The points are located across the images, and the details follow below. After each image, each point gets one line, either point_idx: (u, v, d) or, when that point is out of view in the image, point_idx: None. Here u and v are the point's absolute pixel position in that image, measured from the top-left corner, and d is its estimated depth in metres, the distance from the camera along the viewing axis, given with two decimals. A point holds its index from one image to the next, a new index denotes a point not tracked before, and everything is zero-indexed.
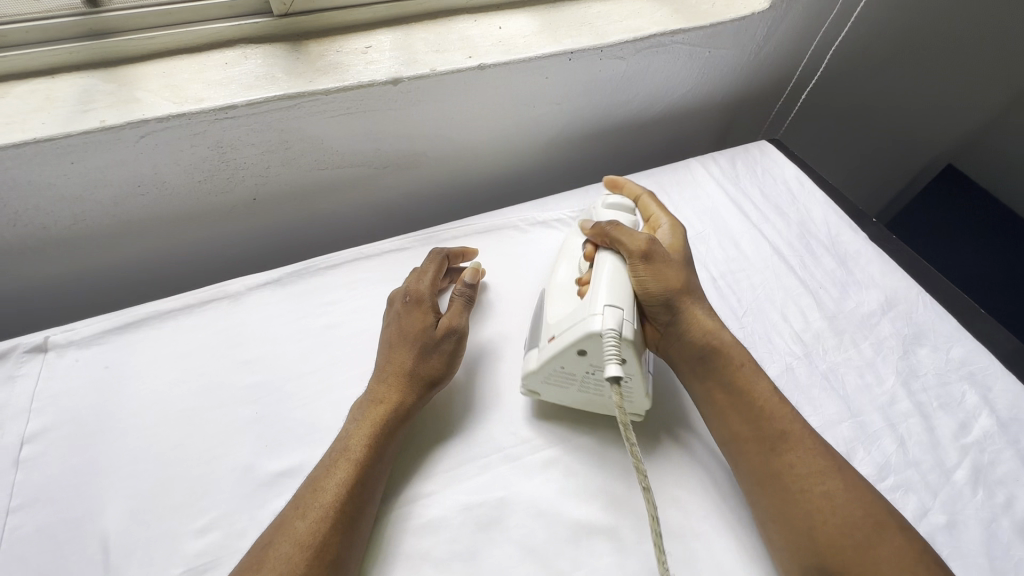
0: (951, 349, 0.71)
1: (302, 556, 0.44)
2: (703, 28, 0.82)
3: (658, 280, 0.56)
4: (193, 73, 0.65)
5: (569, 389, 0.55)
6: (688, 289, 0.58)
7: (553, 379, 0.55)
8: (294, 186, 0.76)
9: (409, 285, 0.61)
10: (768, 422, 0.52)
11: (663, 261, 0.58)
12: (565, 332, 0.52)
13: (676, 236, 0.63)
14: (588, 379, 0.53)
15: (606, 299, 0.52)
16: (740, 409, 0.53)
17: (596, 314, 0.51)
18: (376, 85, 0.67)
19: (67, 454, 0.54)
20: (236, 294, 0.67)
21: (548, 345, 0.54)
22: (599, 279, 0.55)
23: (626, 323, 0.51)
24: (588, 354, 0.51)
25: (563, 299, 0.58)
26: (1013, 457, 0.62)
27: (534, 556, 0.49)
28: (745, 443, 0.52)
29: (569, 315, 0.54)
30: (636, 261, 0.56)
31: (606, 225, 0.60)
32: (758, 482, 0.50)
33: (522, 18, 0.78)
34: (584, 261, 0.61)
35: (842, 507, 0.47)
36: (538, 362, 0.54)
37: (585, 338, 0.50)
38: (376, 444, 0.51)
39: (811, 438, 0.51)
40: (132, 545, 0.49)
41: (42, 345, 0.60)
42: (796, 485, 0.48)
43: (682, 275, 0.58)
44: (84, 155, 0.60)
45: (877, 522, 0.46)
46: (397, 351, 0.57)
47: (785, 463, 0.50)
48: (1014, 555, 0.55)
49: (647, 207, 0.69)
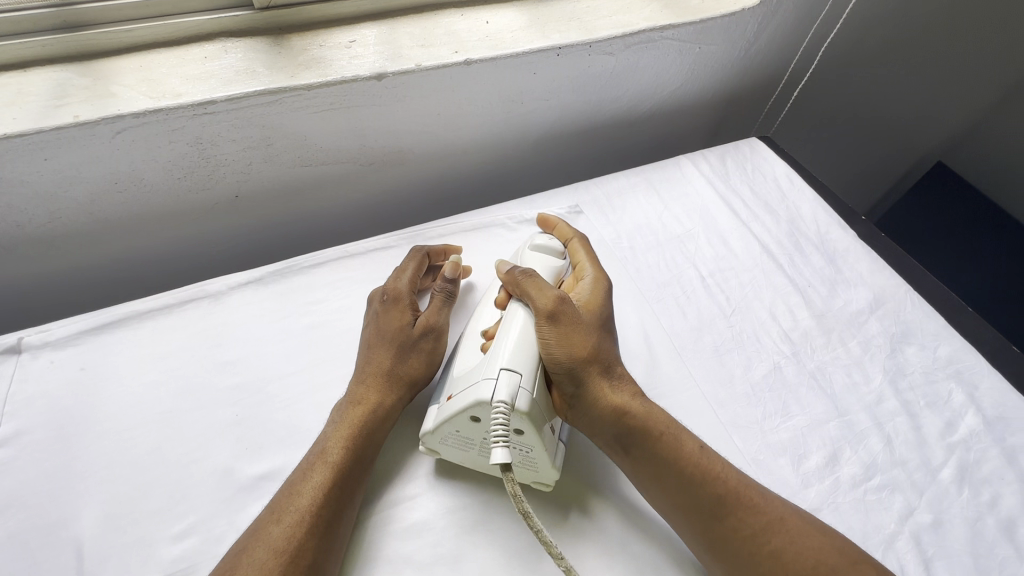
0: (939, 347, 0.71)
1: (275, 563, 0.43)
2: (694, 23, 0.81)
3: (563, 345, 0.52)
4: (172, 67, 0.63)
5: (467, 453, 0.51)
6: (596, 356, 0.53)
7: (450, 442, 0.51)
8: (277, 184, 0.74)
9: (388, 283, 0.60)
10: (701, 486, 0.49)
11: (573, 322, 0.53)
12: (459, 395, 0.49)
13: (593, 294, 0.59)
14: (486, 444, 0.50)
15: (507, 361, 0.49)
16: (670, 478, 0.50)
17: (490, 379, 0.48)
18: (359, 80, 0.65)
19: (42, 458, 0.52)
20: (217, 294, 0.66)
21: (445, 405, 0.50)
22: (505, 336, 0.52)
23: (522, 392, 0.48)
24: (482, 422, 0.48)
25: (470, 351, 0.55)
26: (999, 456, 0.62)
27: (515, 561, 0.49)
28: (685, 510, 0.49)
29: (469, 373, 0.51)
30: (542, 320, 0.53)
31: (519, 272, 0.57)
32: (705, 545, 0.49)
33: (511, 12, 0.77)
34: (497, 308, 0.59)
35: (794, 560, 0.45)
36: (433, 423, 0.51)
37: (475, 406, 0.47)
38: (354, 446, 0.50)
39: (748, 492, 0.49)
40: (107, 552, 0.48)
41: (15, 347, 0.58)
42: (747, 548, 0.47)
43: (591, 339, 0.53)
44: (57, 150, 0.58)
45: (827, 566, 0.45)
46: (376, 351, 0.56)
47: (728, 528, 0.48)
48: (999, 554, 0.55)
49: (577, 254, 0.65)
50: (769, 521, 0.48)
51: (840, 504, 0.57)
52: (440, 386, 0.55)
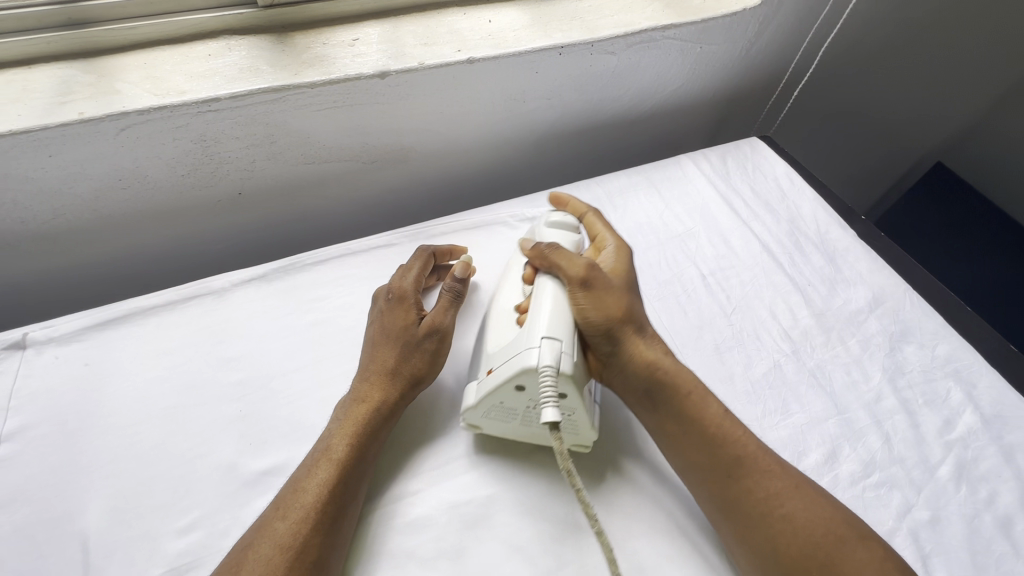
0: (937, 346, 0.71)
1: (280, 559, 0.43)
2: (694, 23, 0.81)
3: (598, 309, 0.53)
4: (175, 65, 0.63)
5: (510, 423, 0.53)
6: (630, 317, 0.55)
7: (493, 414, 0.52)
8: (281, 181, 0.75)
9: (393, 282, 0.61)
10: (721, 447, 0.51)
11: (604, 288, 0.55)
12: (503, 366, 0.50)
13: (619, 261, 0.61)
14: (530, 414, 0.51)
15: (545, 330, 0.50)
16: (693, 437, 0.52)
17: (534, 347, 0.49)
18: (363, 78, 0.66)
19: (46, 452, 0.53)
20: (221, 290, 0.66)
21: (488, 379, 0.51)
22: (538, 307, 0.53)
23: (565, 356, 0.49)
24: (527, 390, 0.49)
25: (504, 326, 0.56)
26: (996, 453, 0.62)
27: (518, 556, 0.49)
28: (703, 470, 0.51)
29: (507, 346, 0.52)
30: (575, 287, 0.54)
31: (545, 247, 0.58)
32: (719, 507, 0.49)
33: (513, 11, 0.77)
34: (523, 284, 0.60)
35: (803, 527, 0.46)
36: (477, 398, 0.52)
37: (522, 374, 0.48)
38: (358, 443, 0.51)
39: (765, 457, 0.50)
40: (113, 546, 0.48)
41: (20, 342, 0.58)
42: (758, 509, 0.48)
43: (624, 301, 0.55)
44: (62, 147, 0.58)
45: (838, 537, 0.46)
46: (380, 350, 0.56)
47: (742, 489, 0.49)
48: (996, 550, 0.56)
49: (593, 226, 0.66)
50: (782, 486, 0.48)
51: None
52: (476, 362, 0.56)
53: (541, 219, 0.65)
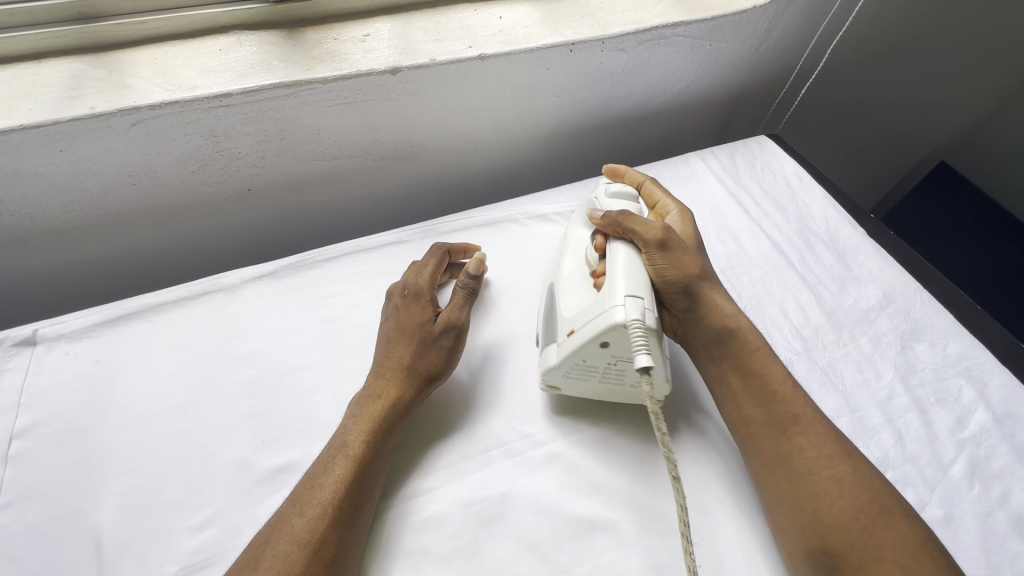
0: (948, 344, 0.71)
1: (299, 555, 0.43)
2: (704, 21, 0.81)
3: (676, 268, 0.56)
4: (186, 59, 0.63)
5: (590, 382, 0.54)
6: (704, 274, 0.58)
7: (575, 373, 0.53)
8: (290, 177, 0.74)
9: (408, 278, 0.60)
10: (780, 406, 0.52)
11: (680, 248, 0.57)
12: (586, 325, 0.50)
13: (686, 222, 0.63)
14: (611, 370, 0.52)
15: (627, 289, 0.50)
16: (755, 393, 0.53)
17: (618, 304, 0.48)
18: (375, 74, 0.65)
19: (58, 449, 0.52)
20: (231, 287, 0.66)
21: (569, 339, 0.52)
22: (614, 270, 0.52)
23: (649, 312, 0.49)
24: (612, 347, 0.49)
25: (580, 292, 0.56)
26: (1009, 452, 0.62)
27: (534, 554, 0.49)
28: (755, 425, 0.52)
29: (587, 308, 0.52)
30: (653, 250, 0.56)
31: (616, 216, 0.58)
32: (767, 464, 0.50)
33: (523, 8, 0.76)
34: (595, 253, 0.59)
35: (850, 489, 0.46)
36: (558, 358, 0.53)
37: (608, 331, 0.48)
38: (375, 439, 0.50)
39: (820, 421, 0.51)
40: (126, 543, 0.48)
41: (30, 339, 0.58)
42: (805, 467, 0.48)
43: (698, 260, 0.58)
44: (73, 142, 0.58)
45: (884, 507, 0.45)
46: (396, 346, 0.56)
47: (793, 447, 0.50)
48: (1010, 549, 0.56)
49: (652, 194, 0.68)
50: (832, 450, 0.49)
51: None
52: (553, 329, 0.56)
53: (599, 191, 0.65)
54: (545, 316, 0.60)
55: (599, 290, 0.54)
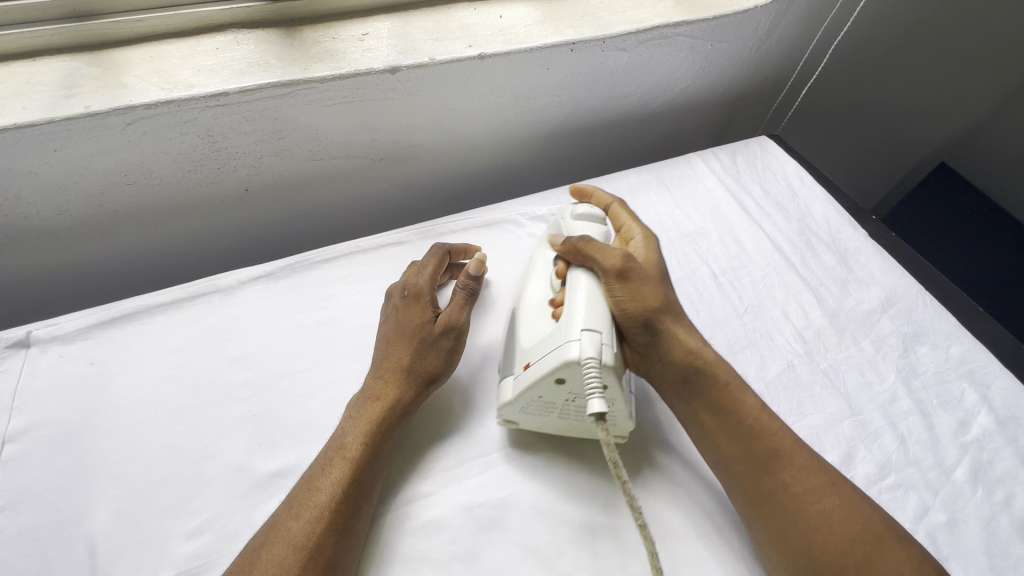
0: (951, 347, 0.71)
1: (294, 559, 0.42)
2: (706, 20, 0.80)
3: (636, 299, 0.54)
4: (183, 58, 0.62)
5: (547, 417, 0.52)
6: (666, 306, 0.56)
7: (532, 408, 0.51)
8: (287, 178, 0.74)
9: (408, 278, 0.60)
10: (758, 440, 0.50)
11: (640, 279, 0.56)
12: (541, 360, 0.49)
13: (650, 250, 0.61)
14: (569, 407, 0.51)
15: (585, 322, 0.49)
16: (729, 431, 0.51)
17: (574, 340, 0.48)
18: (373, 73, 0.65)
19: (51, 453, 0.52)
20: (227, 288, 0.65)
21: (525, 373, 0.51)
22: (574, 302, 0.52)
23: (606, 348, 0.48)
24: (568, 383, 0.48)
25: (537, 321, 0.55)
26: (1012, 455, 0.62)
27: (533, 560, 0.48)
28: (735, 462, 0.51)
29: (545, 341, 0.51)
30: (611, 280, 0.54)
31: (576, 241, 0.57)
32: (753, 502, 0.49)
33: (523, 7, 0.76)
34: (557, 279, 0.59)
35: (841, 523, 0.45)
36: (513, 393, 0.51)
37: (564, 366, 0.47)
38: (373, 442, 0.50)
39: (801, 453, 0.50)
40: (121, 548, 0.47)
41: (24, 340, 0.57)
42: (793, 503, 0.47)
43: (660, 291, 0.56)
44: (67, 141, 0.57)
45: (877, 536, 0.45)
46: (396, 347, 0.56)
47: (778, 483, 0.48)
48: (1013, 554, 0.55)
49: (618, 217, 0.66)
50: (818, 483, 0.48)
51: None
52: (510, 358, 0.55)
53: (565, 212, 0.64)
54: (506, 342, 0.58)
55: (558, 321, 0.53)
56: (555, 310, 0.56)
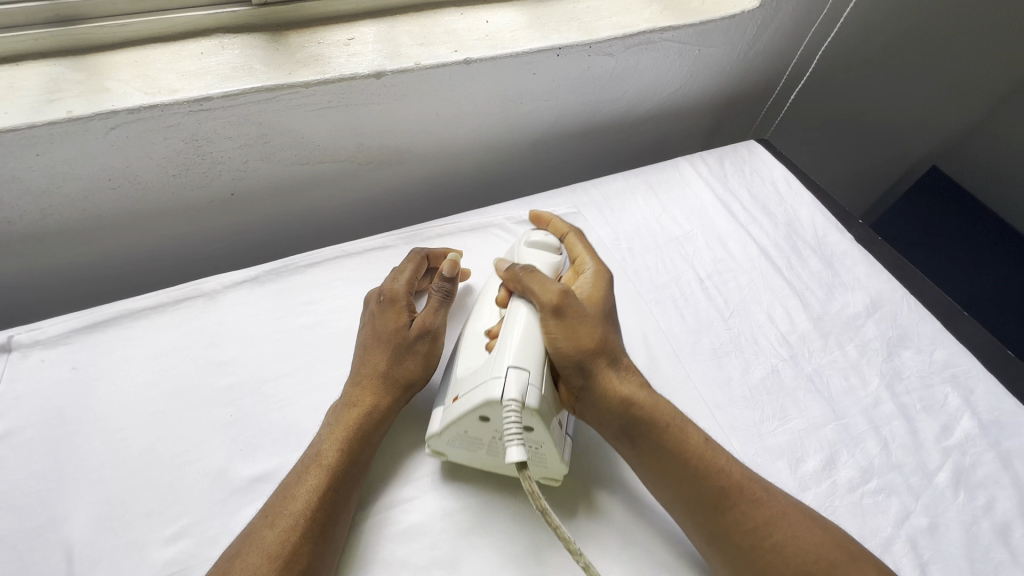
0: (934, 351, 0.71)
1: (269, 567, 0.42)
2: (693, 26, 0.81)
3: (570, 339, 0.52)
4: (168, 63, 0.62)
5: (475, 453, 0.51)
6: (603, 348, 0.53)
7: (458, 443, 0.50)
8: (273, 182, 0.74)
9: (385, 284, 0.60)
10: (705, 478, 0.49)
11: (578, 316, 0.53)
12: (467, 395, 0.49)
13: (596, 288, 0.59)
14: (495, 445, 0.49)
15: (513, 360, 0.48)
16: (673, 470, 0.50)
17: (499, 378, 0.47)
18: (358, 78, 0.65)
19: (31, 458, 0.52)
20: (212, 292, 0.65)
21: (451, 406, 0.50)
22: (507, 335, 0.51)
23: (531, 389, 0.47)
24: (491, 421, 0.48)
25: (475, 348, 0.54)
26: (994, 459, 0.62)
27: (512, 566, 0.48)
28: (686, 502, 0.49)
29: (474, 374, 0.50)
30: (547, 315, 0.53)
31: (520, 269, 0.57)
32: (707, 538, 0.48)
33: (510, 12, 0.76)
34: (499, 307, 0.58)
35: (793, 555, 0.46)
36: (440, 425, 0.50)
37: (486, 405, 0.47)
38: (348, 449, 0.50)
39: (750, 486, 0.49)
40: (99, 554, 0.47)
41: (5, 345, 0.57)
42: (747, 541, 0.47)
43: (597, 331, 0.53)
44: (50, 145, 0.57)
45: (829, 562, 0.45)
46: (372, 353, 0.56)
47: (730, 521, 0.48)
48: (994, 558, 0.55)
49: (573, 248, 0.66)
50: (771, 514, 0.47)
51: (837, 508, 0.57)
52: (443, 386, 0.55)
53: (522, 238, 0.64)
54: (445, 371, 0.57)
55: (491, 351, 0.52)
56: (488, 340, 0.55)
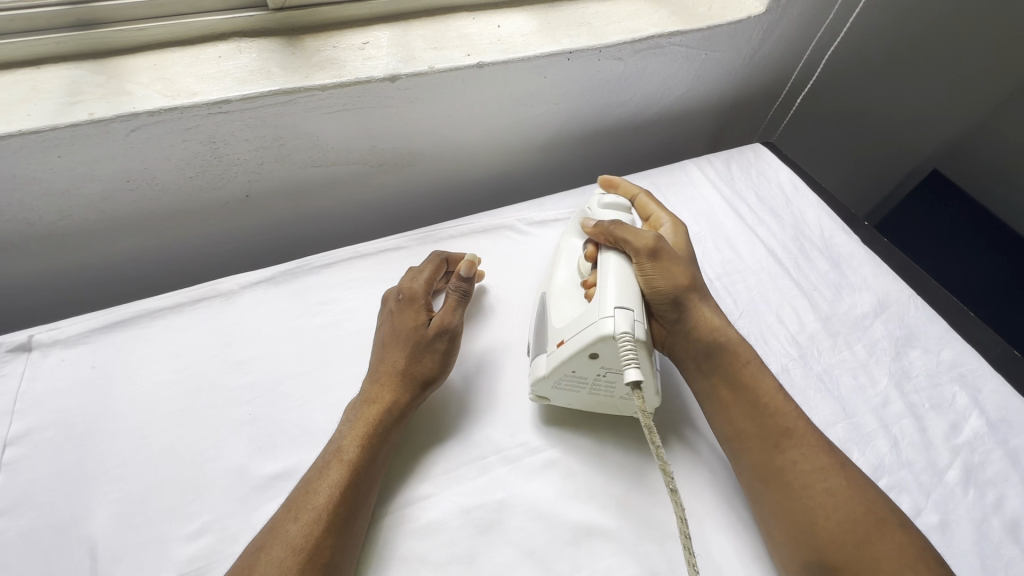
0: (942, 351, 0.72)
1: (293, 560, 0.43)
2: (700, 31, 0.82)
3: (666, 279, 0.56)
4: (187, 66, 0.63)
5: (579, 393, 0.53)
6: (694, 285, 0.57)
7: (564, 383, 0.53)
8: (288, 183, 0.74)
9: (403, 283, 0.61)
10: (772, 418, 0.52)
11: (671, 258, 0.57)
12: (575, 336, 0.50)
13: (678, 235, 0.64)
14: (599, 382, 0.52)
15: (617, 300, 0.50)
16: (746, 407, 0.53)
17: (608, 316, 0.48)
18: (373, 81, 0.66)
19: (52, 456, 0.52)
20: (228, 293, 0.66)
21: (558, 349, 0.52)
22: (604, 280, 0.53)
23: (638, 324, 0.49)
24: (600, 358, 0.49)
25: (568, 301, 0.57)
26: (1003, 458, 0.63)
27: (532, 562, 0.49)
28: (749, 439, 0.52)
29: (576, 319, 0.52)
30: (644, 258, 0.56)
31: (609, 224, 0.59)
32: (762, 477, 0.50)
33: (520, 17, 0.77)
34: (585, 260, 0.61)
35: (843, 503, 0.47)
36: (547, 368, 0.52)
37: (598, 342, 0.48)
38: (369, 445, 0.50)
39: (813, 435, 0.51)
40: (121, 551, 0.48)
41: (26, 344, 0.58)
42: (800, 481, 0.48)
43: (689, 271, 0.57)
44: (72, 147, 0.58)
45: (880, 518, 0.46)
46: (390, 351, 0.56)
47: (787, 460, 0.50)
48: (1004, 555, 0.56)
49: (645, 207, 0.69)
50: (826, 463, 0.49)
51: None
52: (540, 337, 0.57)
53: (594, 201, 0.66)
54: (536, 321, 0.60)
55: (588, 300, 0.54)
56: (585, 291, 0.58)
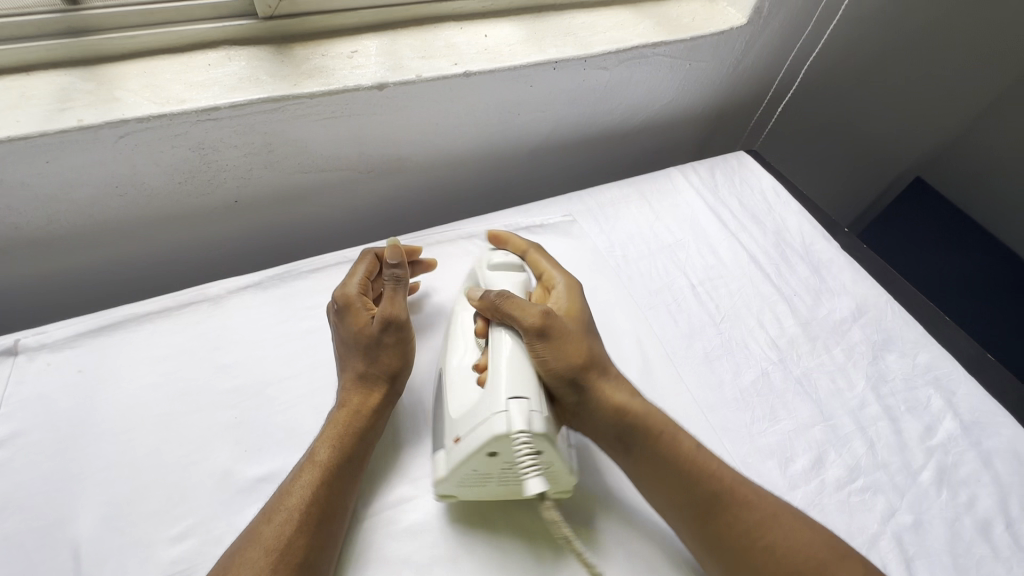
0: (918, 354, 0.74)
1: (267, 561, 0.43)
2: (683, 41, 0.84)
3: (562, 358, 0.52)
4: (176, 74, 0.64)
5: (486, 486, 0.49)
6: (591, 361, 0.54)
7: (467, 481, 0.48)
8: (276, 189, 0.75)
9: (337, 292, 0.60)
10: (699, 484, 0.51)
11: (562, 333, 0.54)
12: (469, 435, 0.47)
13: (575, 299, 0.61)
14: (505, 475, 0.48)
15: (509, 391, 0.47)
16: (669, 480, 0.51)
17: (499, 411, 0.46)
18: (360, 90, 0.67)
19: (38, 459, 0.52)
20: (216, 297, 0.66)
21: (454, 448, 0.48)
22: (498, 368, 0.50)
23: (535, 414, 0.46)
24: (500, 455, 0.46)
25: (463, 386, 0.52)
26: (975, 459, 0.64)
27: (512, 563, 0.49)
28: (683, 511, 0.51)
29: (471, 412, 0.48)
30: (532, 338, 0.52)
31: (494, 297, 0.55)
32: (701, 542, 0.50)
33: (508, 27, 0.79)
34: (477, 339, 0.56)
35: (787, 555, 0.47)
36: (446, 468, 0.48)
37: (494, 442, 0.45)
38: (342, 447, 0.51)
39: (741, 488, 0.51)
40: (105, 553, 0.48)
41: (12, 348, 0.58)
42: (743, 543, 0.48)
43: (582, 345, 0.54)
44: (59, 154, 0.58)
45: (818, 561, 0.47)
46: (345, 361, 0.57)
47: (723, 525, 0.49)
48: (976, 554, 0.57)
49: (537, 263, 0.66)
50: (760, 517, 0.49)
51: (826, 505, 0.59)
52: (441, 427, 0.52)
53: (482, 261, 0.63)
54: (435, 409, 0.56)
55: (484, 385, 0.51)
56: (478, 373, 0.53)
